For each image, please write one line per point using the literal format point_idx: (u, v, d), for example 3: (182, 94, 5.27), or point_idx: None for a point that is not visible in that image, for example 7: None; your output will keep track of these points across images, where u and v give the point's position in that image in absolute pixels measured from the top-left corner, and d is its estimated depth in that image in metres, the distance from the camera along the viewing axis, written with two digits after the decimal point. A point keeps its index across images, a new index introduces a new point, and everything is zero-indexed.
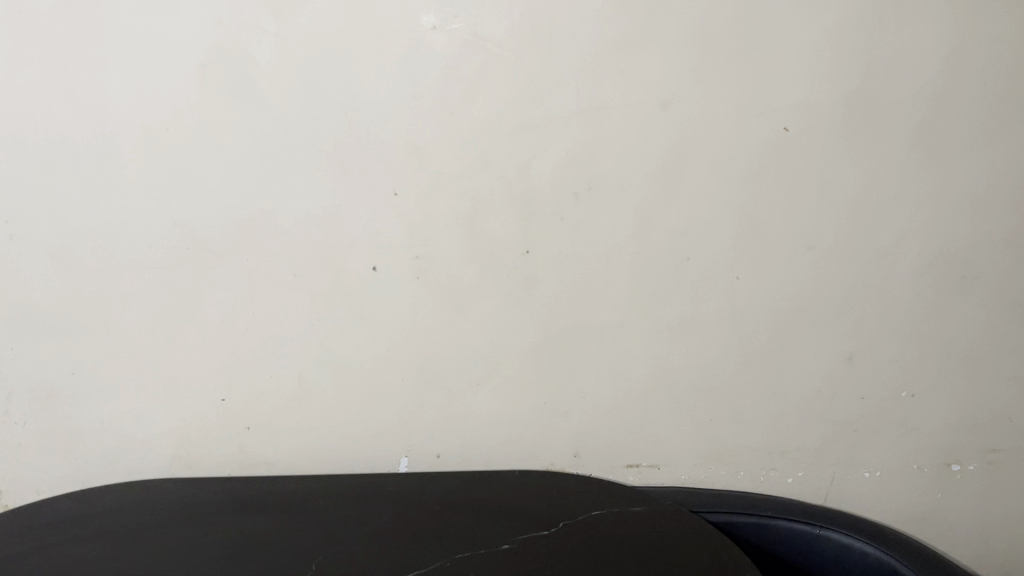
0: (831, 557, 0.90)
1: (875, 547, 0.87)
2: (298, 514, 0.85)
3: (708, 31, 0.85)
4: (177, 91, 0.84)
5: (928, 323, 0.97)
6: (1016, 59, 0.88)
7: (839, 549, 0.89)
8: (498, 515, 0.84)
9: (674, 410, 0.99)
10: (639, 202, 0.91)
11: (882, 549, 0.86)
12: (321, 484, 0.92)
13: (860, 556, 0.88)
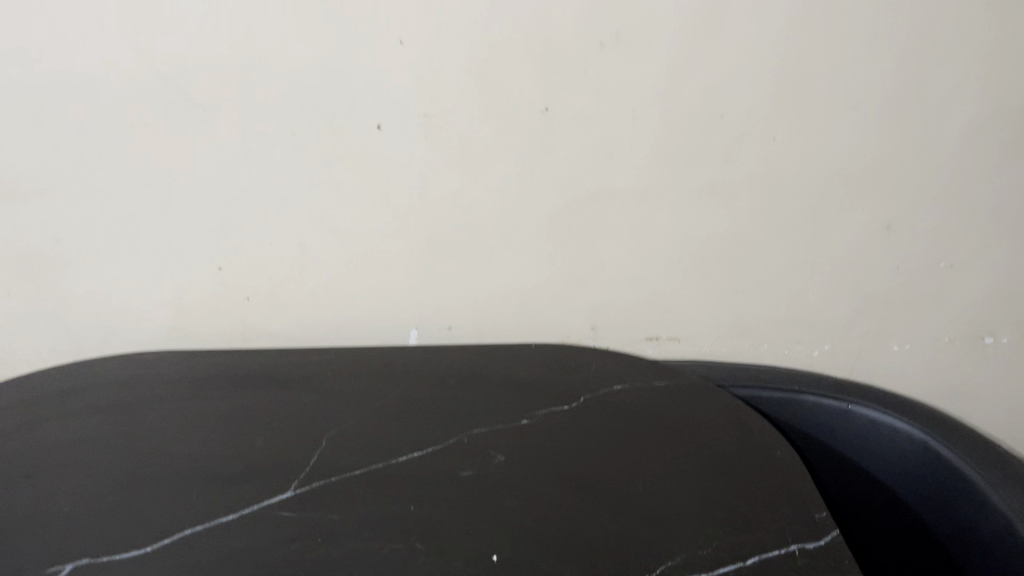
0: (870, 434, 0.82)
1: (910, 423, 0.79)
2: (306, 388, 0.81)
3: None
4: None
5: (973, 188, 0.90)
6: None
7: (879, 427, 0.81)
8: (516, 389, 0.80)
9: (698, 280, 0.94)
10: (671, 51, 0.81)
11: (916, 427, 0.79)
12: (331, 357, 0.88)
13: (895, 435, 0.80)
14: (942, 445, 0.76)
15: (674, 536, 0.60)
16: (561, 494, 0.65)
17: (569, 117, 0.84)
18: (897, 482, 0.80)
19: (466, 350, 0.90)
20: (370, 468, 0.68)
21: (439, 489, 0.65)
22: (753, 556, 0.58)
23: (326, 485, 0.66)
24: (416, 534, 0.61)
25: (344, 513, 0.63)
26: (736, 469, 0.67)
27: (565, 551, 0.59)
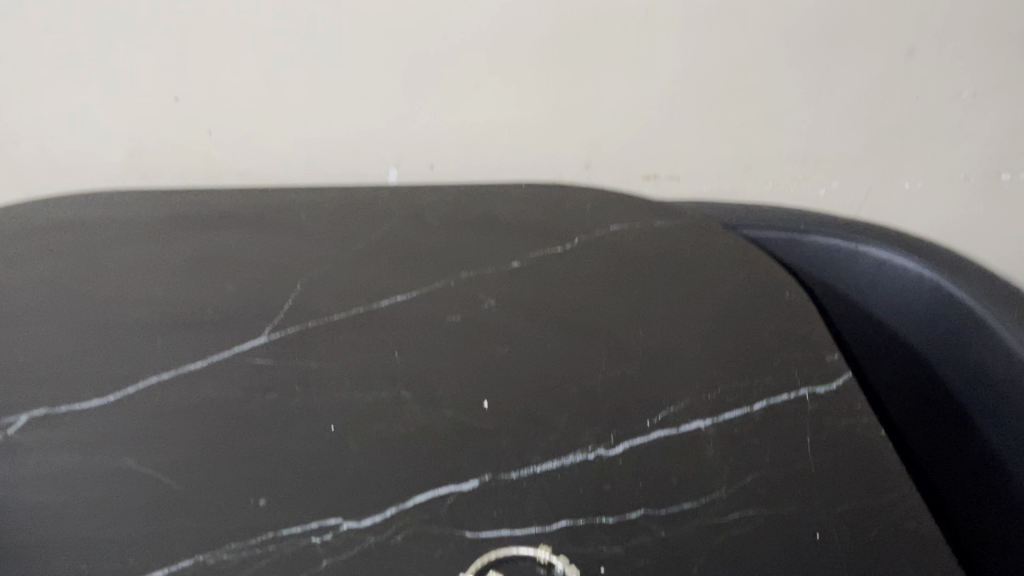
0: (902, 287, 0.75)
1: (924, 263, 0.74)
2: (275, 226, 0.74)
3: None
4: None
5: (1010, 7, 0.81)
6: None
7: (911, 279, 0.74)
8: (506, 227, 0.74)
9: (702, 113, 0.87)
10: None
11: (930, 267, 0.73)
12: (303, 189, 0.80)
13: (906, 277, 0.75)
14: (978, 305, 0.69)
15: (676, 381, 0.56)
16: (556, 339, 0.60)
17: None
18: (927, 338, 0.75)
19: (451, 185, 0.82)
20: (349, 313, 0.63)
21: (425, 333, 0.61)
22: (762, 400, 0.54)
23: (303, 330, 0.61)
24: (403, 382, 0.57)
25: (323, 360, 0.58)
26: (742, 310, 0.63)
27: (561, 401, 0.55)
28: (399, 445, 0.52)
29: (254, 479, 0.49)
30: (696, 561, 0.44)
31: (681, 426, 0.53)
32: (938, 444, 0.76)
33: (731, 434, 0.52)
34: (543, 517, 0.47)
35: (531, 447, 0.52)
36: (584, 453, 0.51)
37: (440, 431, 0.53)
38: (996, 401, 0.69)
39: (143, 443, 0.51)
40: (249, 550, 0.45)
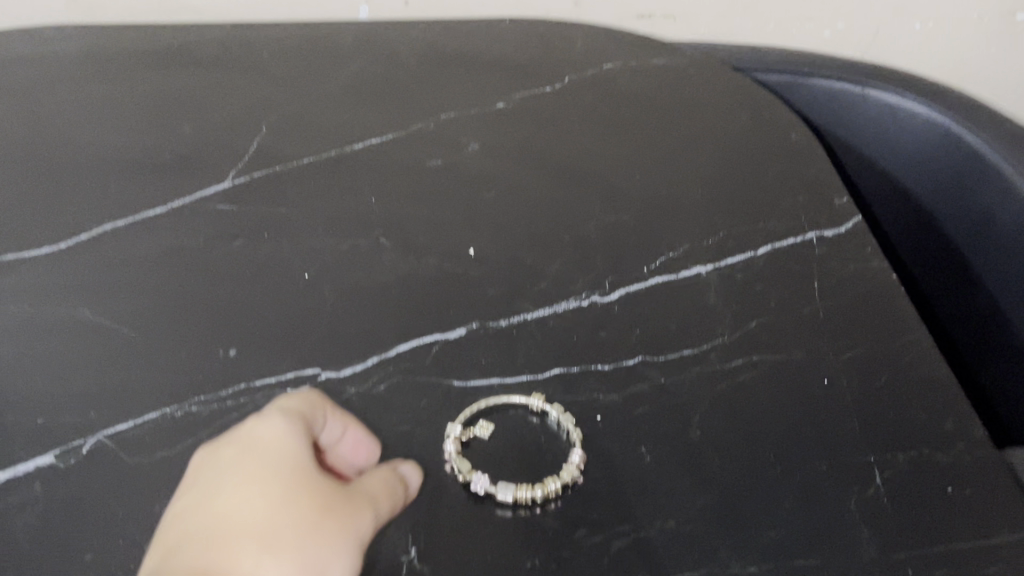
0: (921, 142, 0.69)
1: (932, 104, 0.68)
2: (237, 62, 0.67)
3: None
4: None
5: None
6: None
7: (931, 133, 0.68)
8: (490, 61, 0.67)
9: None
10: None
11: (939, 108, 0.67)
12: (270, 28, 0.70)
13: (913, 121, 0.69)
14: (1004, 164, 0.62)
15: (675, 225, 0.52)
16: (546, 181, 0.56)
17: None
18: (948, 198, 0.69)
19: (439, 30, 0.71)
20: (321, 156, 0.57)
21: (404, 175, 0.56)
22: (766, 245, 0.51)
23: (270, 173, 0.56)
24: (381, 228, 0.52)
25: (294, 205, 0.54)
26: (745, 150, 0.58)
27: (552, 247, 0.51)
28: (378, 292, 0.48)
29: (223, 328, 0.46)
30: (697, 406, 0.42)
31: (680, 271, 0.49)
32: (948, 309, 0.71)
33: (733, 280, 0.49)
34: (535, 366, 0.44)
35: (520, 294, 0.48)
36: (578, 300, 0.48)
37: (422, 279, 0.49)
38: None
39: (102, 292, 0.48)
40: (220, 401, 0.42)
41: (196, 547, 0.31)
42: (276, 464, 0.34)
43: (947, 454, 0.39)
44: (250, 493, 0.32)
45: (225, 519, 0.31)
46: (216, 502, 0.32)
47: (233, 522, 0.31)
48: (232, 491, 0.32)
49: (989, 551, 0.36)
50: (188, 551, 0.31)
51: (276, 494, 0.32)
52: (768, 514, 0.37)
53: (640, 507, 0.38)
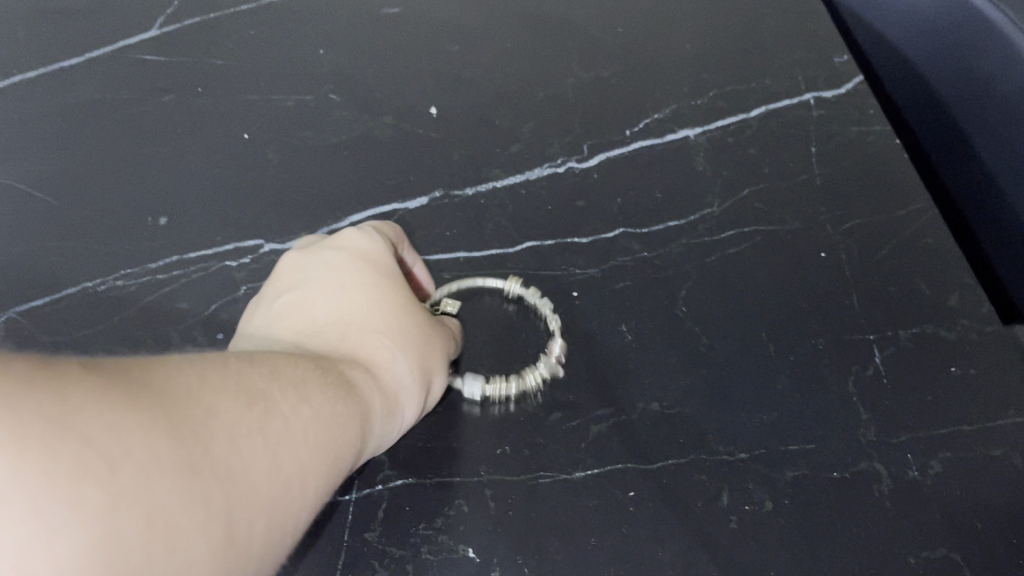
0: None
1: None
2: None
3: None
4: None
5: None
6: None
7: None
8: None
9: None
10: None
11: None
12: None
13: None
14: (995, 10, 0.49)
15: (661, 84, 0.47)
16: (519, 34, 0.50)
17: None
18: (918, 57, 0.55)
19: None
20: (262, 3, 0.50)
21: (359, 26, 0.49)
22: (761, 107, 0.46)
23: (204, 20, 0.49)
24: (331, 83, 0.46)
25: (232, 57, 0.47)
26: (741, 3, 0.52)
27: (524, 107, 0.46)
28: (330, 155, 0.43)
29: (154, 194, 0.41)
30: (684, 281, 0.38)
31: (667, 135, 0.44)
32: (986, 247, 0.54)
33: (724, 146, 0.44)
34: (507, 239, 0.40)
35: (489, 158, 0.43)
36: (555, 166, 0.43)
37: (379, 141, 0.44)
38: (1000, 138, 0.51)
39: (16, 154, 0.42)
40: (150, 276, 0.38)
41: (333, 332, 0.31)
42: (387, 267, 0.34)
43: (952, 333, 0.36)
44: (373, 293, 0.32)
45: (355, 313, 0.32)
46: (340, 296, 0.32)
47: (365, 315, 0.32)
48: (356, 288, 0.32)
49: (992, 436, 0.33)
50: (319, 336, 0.31)
51: (398, 296, 0.33)
52: (759, 397, 0.34)
53: (622, 390, 0.35)
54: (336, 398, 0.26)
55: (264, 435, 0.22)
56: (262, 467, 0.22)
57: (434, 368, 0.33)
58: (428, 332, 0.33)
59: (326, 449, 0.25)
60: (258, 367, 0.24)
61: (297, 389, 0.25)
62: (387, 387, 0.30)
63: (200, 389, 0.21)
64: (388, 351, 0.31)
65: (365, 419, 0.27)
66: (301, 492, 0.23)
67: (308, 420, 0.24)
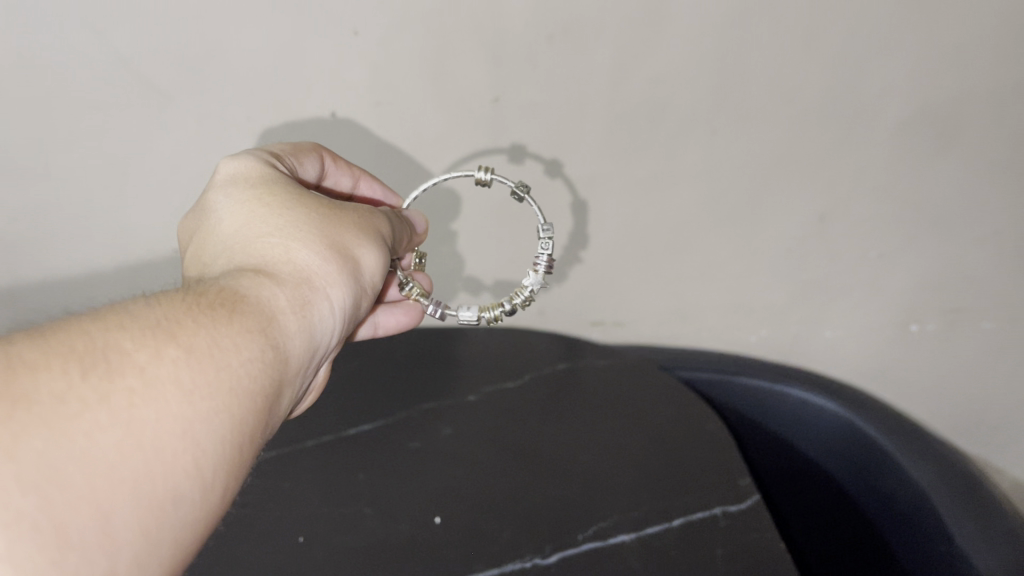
0: (808, 412, 0.92)
1: (824, 397, 0.91)
2: None
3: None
4: None
5: (903, 179, 0.92)
6: None
7: (810, 409, 0.92)
8: (474, 364, 0.86)
9: (642, 267, 0.99)
10: (617, 45, 0.80)
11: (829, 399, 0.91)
12: None
13: (818, 408, 0.91)
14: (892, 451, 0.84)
15: (608, 500, 0.64)
16: (506, 462, 0.69)
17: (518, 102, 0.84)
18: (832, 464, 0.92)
19: (422, 347, 0.90)
20: (321, 440, 0.73)
21: (389, 457, 0.70)
22: (680, 518, 0.62)
23: (277, 454, 0.70)
24: (365, 500, 0.65)
25: (297, 480, 0.67)
26: (673, 439, 0.72)
27: (510, 512, 0.63)
28: (358, 551, 0.60)
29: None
30: None
31: (608, 539, 0.61)
32: None
33: (651, 546, 0.60)
34: None
35: (476, 548, 0.60)
36: (532, 203, 0.77)
37: (395, 543, 0.61)
38: (899, 531, 0.83)
39: None
40: None
41: (245, 249, 0.53)
42: (270, 195, 0.57)
43: None
44: (266, 218, 0.55)
45: (254, 238, 0.54)
46: (243, 225, 0.55)
47: (263, 229, 0.54)
48: (251, 220, 0.55)
49: None
50: (238, 253, 0.54)
51: (283, 209, 0.56)
52: None
53: None
54: (218, 328, 0.44)
55: (116, 392, 0.38)
56: (111, 435, 0.37)
57: (337, 244, 0.56)
58: (317, 234, 0.55)
59: (200, 378, 0.41)
60: (115, 331, 0.41)
61: (157, 340, 0.41)
62: (291, 270, 0.52)
63: (35, 382, 0.37)
64: (283, 245, 0.53)
65: (247, 333, 0.46)
66: (181, 429, 0.40)
67: (173, 362, 0.41)
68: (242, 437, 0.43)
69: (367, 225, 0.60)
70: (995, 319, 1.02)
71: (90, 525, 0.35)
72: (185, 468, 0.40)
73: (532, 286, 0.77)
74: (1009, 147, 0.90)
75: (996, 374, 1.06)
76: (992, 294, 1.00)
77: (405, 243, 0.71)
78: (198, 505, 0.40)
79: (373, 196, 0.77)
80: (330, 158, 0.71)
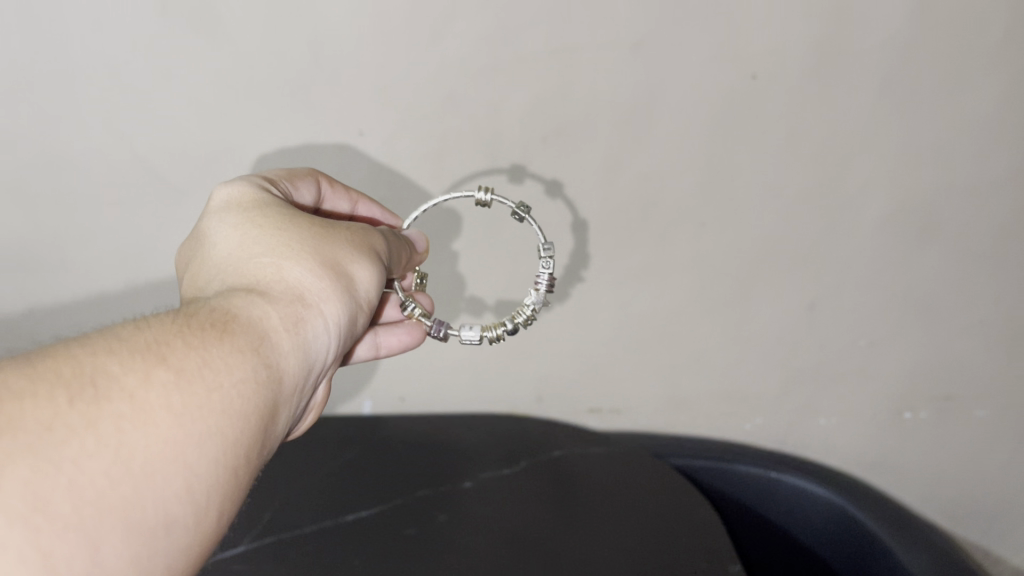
0: (800, 498, 0.98)
1: (815, 482, 0.97)
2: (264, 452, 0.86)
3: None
4: (145, 33, 0.78)
5: (889, 272, 0.96)
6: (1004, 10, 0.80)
7: (802, 495, 0.97)
8: (472, 449, 0.88)
9: (637, 356, 1.01)
10: (608, 146, 0.85)
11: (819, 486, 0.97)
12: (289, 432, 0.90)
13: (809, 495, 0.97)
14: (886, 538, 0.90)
15: None
16: (498, 551, 0.71)
17: (520, 180, 0.87)
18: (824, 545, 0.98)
19: (419, 437, 0.91)
20: (320, 525, 0.75)
21: (381, 545, 0.72)
22: None
23: (276, 538, 0.74)
24: None
25: (292, 567, 0.70)
26: (663, 531, 0.74)
27: None
28: None
29: None
30: None
31: None
32: None
33: None
34: None
35: None
36: (532, 224, 0.78)
37: None
38: None
39: None
40: None
41: (238, 268, 0.57)
42: (261, 216, 0.60)
43: None
44: (257, 238, 0.58)
45: (246, 259, 0.57)
46: (236, 245, 0.58)
47: (255, 249, 0.58)
48: (244, 240, 0.58)
49: None
50: (232, 272, 0.57)
51: (274, 229, 0.59)
52: None
53: None
54: (209, 351, 0.47)
55: (105, 418, 0.41)
56: (102, 458, 0.40)
57: (329, 262, 0.59)
58: (308, 254, 0.58)
59: (190, 401, 0.44)
60: (104, 357, 0.43)
61: (147, 364, 0.44)
62: (282, 289, 0.55)
63: (21, 410, 0.39)
64: (275, 264, 0.57)
65: (237, 355, 0.49)
66: (172, 452, 0.42)
67: (163, 386, 0.44)
68: (233, 458, 0.46)
69: (360, 243, 0.63)
70: (986, 406, 1.04)
71: (78, 552, 0.37)
72: (174, 493, 0.42)
73: (533, 304, 0.79)
74: (988, 241, 0.94)
75: (993, 461, 1.08)
76: (981, 382, 1.03)
77: (404, 260, 0.73)
78: (190, 526, 0.43)
79: (374, 217, 0.79)
80: (327, 183, 0.73)
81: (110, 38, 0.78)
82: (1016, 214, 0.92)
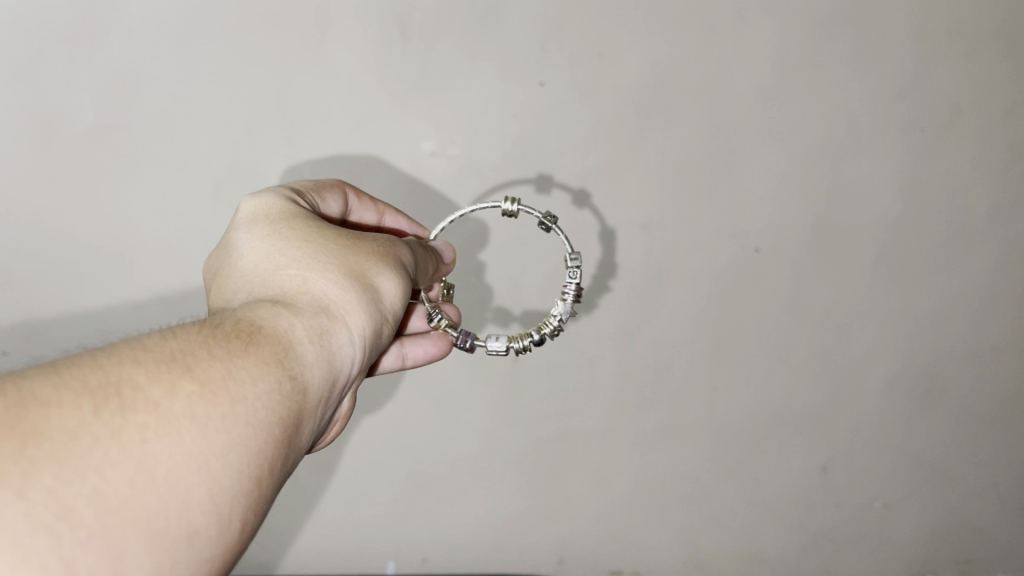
0: None
1: None
2: None
3: (688, 151, 0.85)
4: (202, 213, 0.86)
5: (897, 434, 0.99)
6: (975, 192, 0.90)
7: None
8: None
9: (655, 518, 1.02)
10: (623, 314, 0.91)
11: None
12: None
13: None
14: None
15: None
16: None
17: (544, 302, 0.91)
18: None
19: None
20: None
21: None
22: None
23: None
24: None
25: None
26: None
27: None
28: None
29: None
30: None
31: None
32: None
33: None
34: None
35: None
36: (559, 233, 0.77)
37: None
38: None
39: None
40: None
41: (265, 278, 0.55)
42: (291, 229, 0.58)
43: None
44: (286, 249, 0.56)
45: (274, 269, 0.55)
46: (263, 256, 0.56)
47: (283, 261, 0.55)
48: (273, 249, 0.56)
49: None
50: (258, 283, 0.55)
51: (303, 241, 0.57)
52: None
53: None
54: (234, 361, 0.44)
55: (130, 426, 0.38)
56: (122, 468, 0.37)
57: (359, 274, 0.56)
58: (336, 267, 0.55)
59: (215, 412, 0.41)
60: (130, 366, 0.41)
61: (169, 371, 0.41)
62: (309, 301, 0.53)
63: (47, 416, 0.37)
64: (302, 276, 0.54)
65: (263, 363, 0.46)
66: (195, 465, 0.39)
67: (187, 395, 0.41)
68: (260, 473, 0.43)
69: (388, 254, 0.61)
70: (1007, 569, 1.05)
71: (100, 562, 0.35)
72: (199, 504, 0.39)
73: (560, 316, 0.77)
74: (988, 404, 0.98)
75: None
76: (998, 543, 1.05)
77: (430, 274, 0.71)
78: (213, 541, 0.40)
79: (400, 228, 0.77)
80: (354, 193, 0.73)
81: (172, 216, 0.86)
82: (1013, 379, 0.97)
